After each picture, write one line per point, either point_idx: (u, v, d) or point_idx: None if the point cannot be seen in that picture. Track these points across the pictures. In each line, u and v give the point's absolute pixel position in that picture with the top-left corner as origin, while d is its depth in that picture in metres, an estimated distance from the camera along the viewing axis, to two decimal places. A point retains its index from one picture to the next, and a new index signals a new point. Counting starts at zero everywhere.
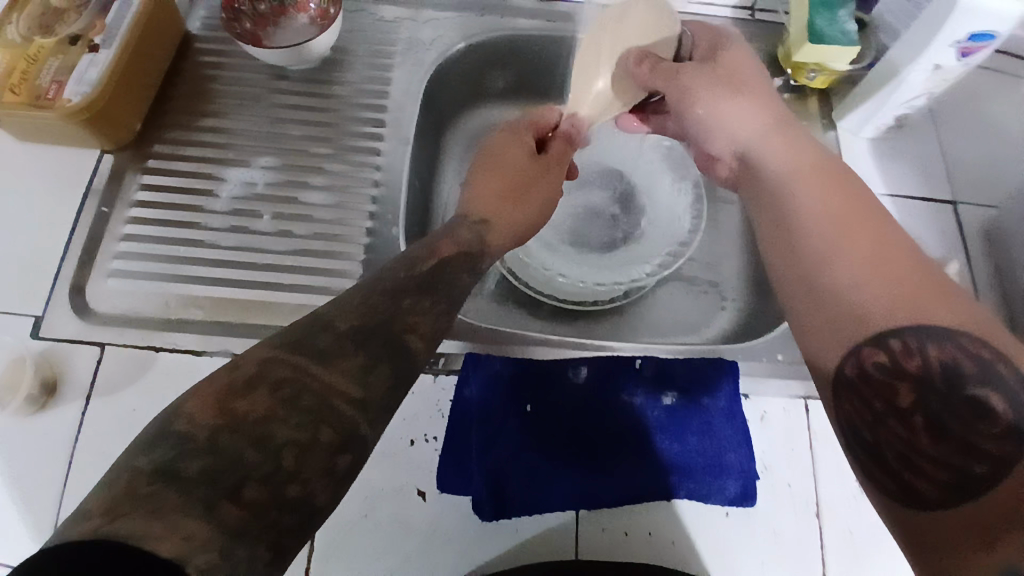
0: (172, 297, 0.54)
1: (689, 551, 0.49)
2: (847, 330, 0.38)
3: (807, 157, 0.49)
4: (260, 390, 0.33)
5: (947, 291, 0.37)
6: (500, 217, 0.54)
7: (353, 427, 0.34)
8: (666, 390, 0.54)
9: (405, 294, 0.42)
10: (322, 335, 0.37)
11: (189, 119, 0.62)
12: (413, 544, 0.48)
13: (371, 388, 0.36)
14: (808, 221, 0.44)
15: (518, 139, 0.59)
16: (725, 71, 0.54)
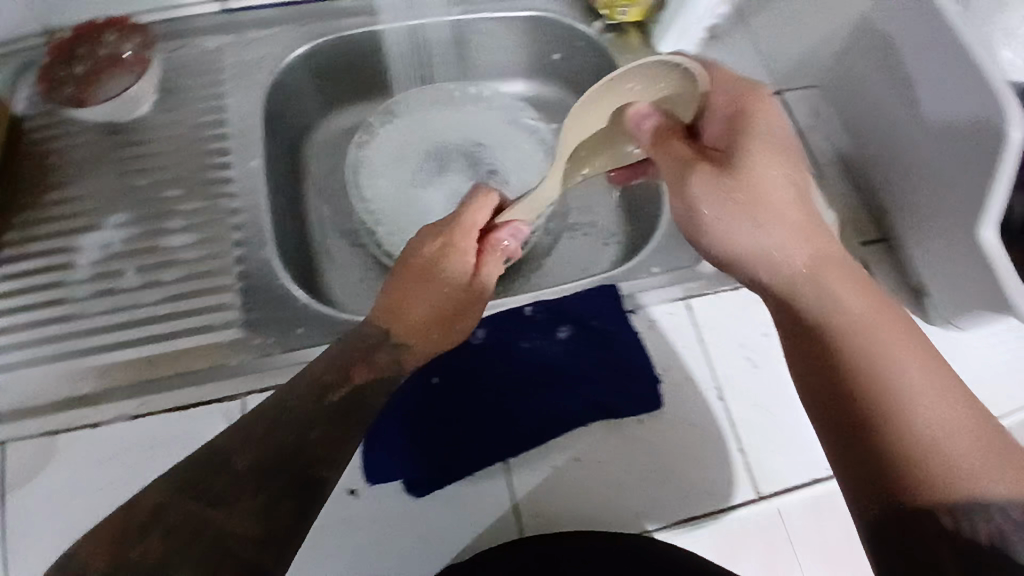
0: (59, 376, 0.53)
1: (614, 462, 0.54)
2: (908, 502, 0.35)
3: (815, 238, 0.43)
4: (154, 533, 0.42)
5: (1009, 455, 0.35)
6: (420, 348, 0.52)
7: (248, 560, 0.42)
8: (561, 324, 0.57)
9: (308, 424, 0.47)
10: (219, 476, 0.45)
11: (32, 198, 0.60)
12: (360, 541, 0.50)
13: (267, 521, 0.44)
14: (857, 367, 0.38)
15: (459, 257, 0.54)
16: (742, 176, 0.45)
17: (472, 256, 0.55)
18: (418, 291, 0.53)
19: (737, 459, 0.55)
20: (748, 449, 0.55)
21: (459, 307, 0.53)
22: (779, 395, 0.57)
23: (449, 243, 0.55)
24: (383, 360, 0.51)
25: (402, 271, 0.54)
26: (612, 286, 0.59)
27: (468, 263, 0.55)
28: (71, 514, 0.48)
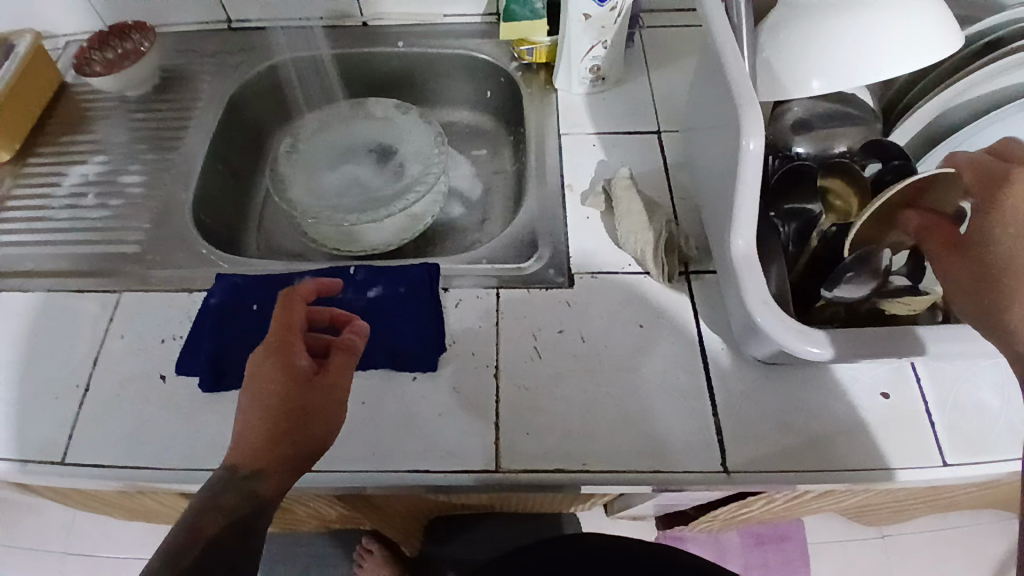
0: (10, 256, 0.70)
1: (376, 406, 0.60)
2: None
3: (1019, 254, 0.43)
4: None
5: None
6: (270, 466, 0.48)
7: None
8: (373, 285, 0.66)
9: (209, 541, 0.45)
10: None
11: (54, 137, 0.80)
12: (150, 415, 0.60)
13: None
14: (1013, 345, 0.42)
15: (294, 367, 0.51)
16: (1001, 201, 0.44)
17: (302, 356, 0.52)
18: (253, 422, 0.49)
19: (487, 434, 0.58)
20: (502, 426, 0.58)
21: (306, 419, 0.50)
22: (550, 384, 0.60)
23: (268, 361, 0.51)
24: (232, 500, 0.46)
25: (241, 413, 0.49)
26: (431, 262, 0.67)
27: (298, 363, 0.51)
28: None
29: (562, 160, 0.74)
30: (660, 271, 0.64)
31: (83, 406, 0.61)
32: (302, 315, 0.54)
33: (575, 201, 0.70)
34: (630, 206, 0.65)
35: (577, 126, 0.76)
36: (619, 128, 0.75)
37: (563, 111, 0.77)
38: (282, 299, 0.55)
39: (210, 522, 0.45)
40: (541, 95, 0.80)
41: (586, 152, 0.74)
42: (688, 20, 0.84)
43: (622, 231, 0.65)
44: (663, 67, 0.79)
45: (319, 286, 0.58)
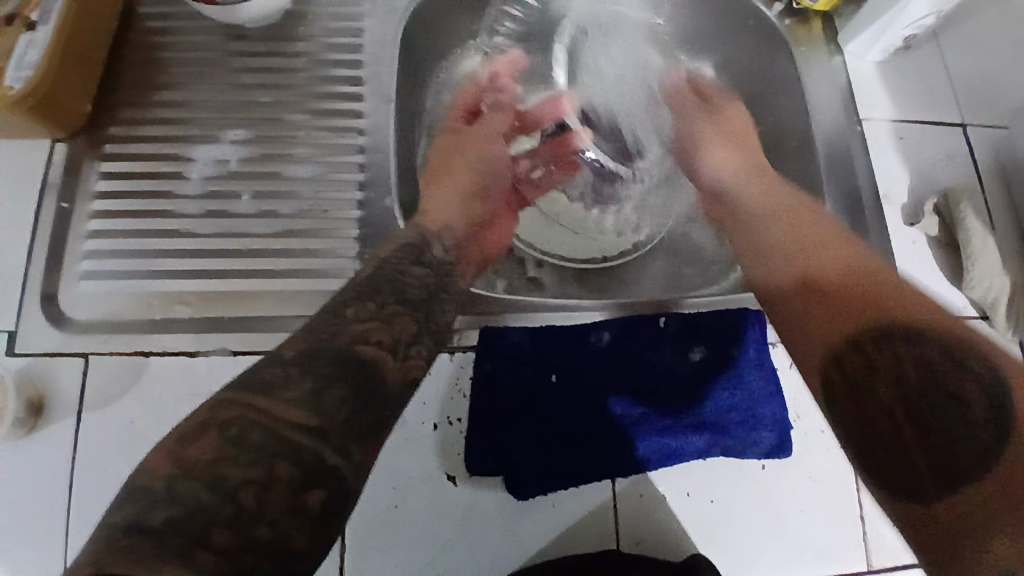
0: (152, 294, 0.51)
1: (730, 504, 0.49)
2: (860, 310, 0.43)
3: (741, 150, 0.59)
4: (207, 432, 0.35)
5: (876, 271, 0.45)
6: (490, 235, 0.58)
7: (318, 458, 0.35)
8: (695, 344, 0.53)
9: (363, 314, 0.43)
10: (266, 368, 0.38)
11: (144, 93, 0.56)
12: (449, 530, 0.47)
13: (326, 412, 0.37)
14: (751, 205, 0.55)
15: (483, 170, 0.60)
16: (725, 128, 0.60)
17: (481, 150, 0.60)
18: (478, 195, 0.59)
19: (858, 525, 0.49)
20: (869, 518, 0.49)
21: (452, 285, 0.51)
22: None
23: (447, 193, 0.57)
24: (394, 328, 0.44)
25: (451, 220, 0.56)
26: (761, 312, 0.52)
27: (469, 135, 0.61)
28: (155, 443, 0.47)
29: (866, 152, 0.59)
30: (1009, 326, 0.54)
31: (354, 515, 0.46)
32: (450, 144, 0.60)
33: (896, 219, 0.57)
34: (984, 243, 0.54)
35: (870, 108, 0.60)
36: (923, 115, 0.60)
37: (854, 84, 0.61)
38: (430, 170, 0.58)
39: (358, 330, 0.42)
40: (820, 55, 0.62)
41: (893, 148, 0.59)
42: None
43: (974, 271, 0.54)
44: None
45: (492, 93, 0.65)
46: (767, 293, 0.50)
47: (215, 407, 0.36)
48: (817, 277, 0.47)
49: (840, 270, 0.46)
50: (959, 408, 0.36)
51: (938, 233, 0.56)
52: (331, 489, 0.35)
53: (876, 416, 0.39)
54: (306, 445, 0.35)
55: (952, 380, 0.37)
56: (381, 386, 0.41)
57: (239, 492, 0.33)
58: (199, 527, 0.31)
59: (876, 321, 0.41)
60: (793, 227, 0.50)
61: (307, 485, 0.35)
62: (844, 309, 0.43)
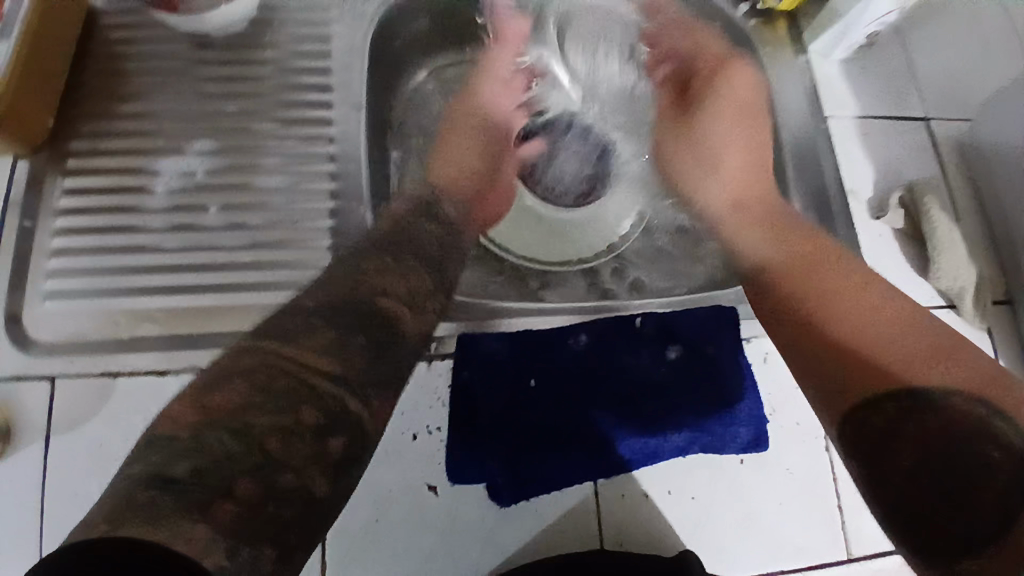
0: (121, 311, 0.49)
1: (711, 501, 0.49)
2: (856, 381, 0.42)
3: (747, 180, 0.58)
4: (235, 381, 0.37)
5: (905, 325, 0.44)
6: (485, 209, 0.58)
7: (341, 404, 0.38)
8: (671, 344, 0.53)
9: (375, 264, 0.46)
10: (292, 319, 0.41)
11: (107, 105, 0.55)
12: (431, 539, 0.47)
13: (348, 361, 0.39)
14: (747, 242, 0.54)
15: (487, 143, 0.61)
16: (693, 133, 0.62)
17: (481, 125, 0.61)
18: (490, 154, 0.61)
19: (835, 517, 0.50)
20: (847, 510, 0.50)
21: (461, 246, 0.53)
22: None
23: (457, 166, 0.58)
24: (408, 282, 0.46)
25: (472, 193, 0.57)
26: (734, 310, 0.53)
27: (473, 108, 0.61)
28: None
29: (834, 149, 0.60)
30: (974, 315, 0.55)
31: (335, 529, 0.46)
32: (460, 120, 0.61)
33: (863, 214, 0.58)
34: (950, 233, 0.56)
35: (836, 105, 0.61)
36: (887, 111, 0.61)
37: (820, 82, 0.62)
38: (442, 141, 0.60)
39: (375, 281, 0.44)
40: (785, 56, 0.63)
41: (859, 143, 0.60)
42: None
43: (940, 262, 0.55)
44: (919, 22, 0.65)
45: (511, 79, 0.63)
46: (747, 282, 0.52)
47: (240, 354, 0.39)
48: (817, 283, 0.48)
49: (828, 279, 0.48)
50: (948, 436, 0.37)
51: (904, 226, 0.57)
52: (350, 434, 0.38)
53: (900, 461, 0.38)
54: (325, 392, 0.38)
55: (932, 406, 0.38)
56: (396, 335, 0.43)
57: (265, 437, 0.35)
58: (226, 474, 0.33)
59: (858, 366, 0.42)
60: (767, 232, 0.53)
61: (327, 433, 0.37)
62: (858, 364, 0.42)
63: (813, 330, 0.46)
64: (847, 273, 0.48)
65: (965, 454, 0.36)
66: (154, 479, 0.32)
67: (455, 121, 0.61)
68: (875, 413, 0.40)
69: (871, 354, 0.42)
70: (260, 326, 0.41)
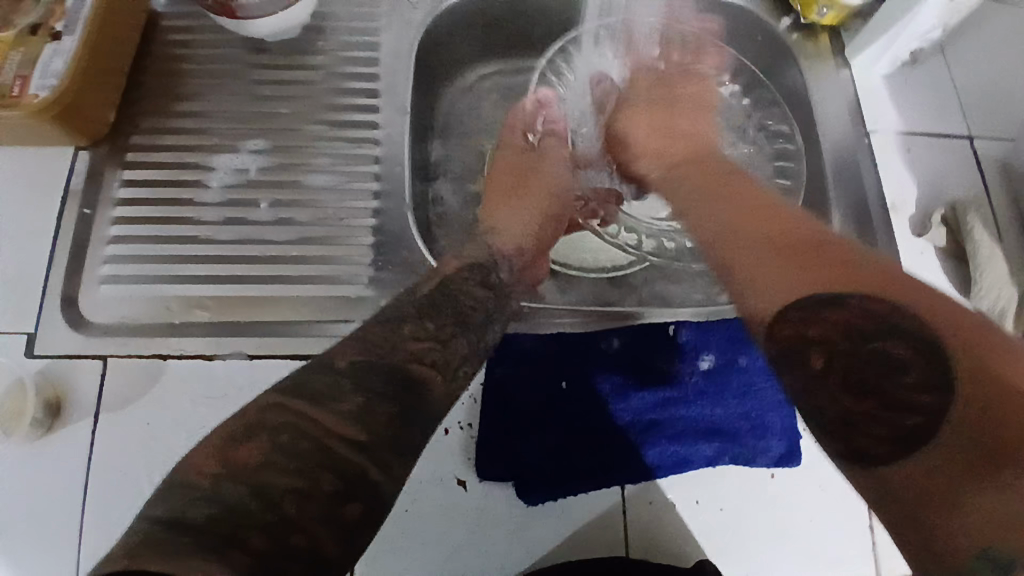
0: (172, 299, 0.52)
1: (739, 512, 0.49)
2: (772, 300, 0.38)
3: (676, 138, 0.57)
4: (256, 438, 0.36)
5: (819, 244, 0.40)
6: (532, 262, 0.56)
7: (361, 472, 0.37)
8: (703, 353, 0.53)
9: (406, 317, 0.45)
10: (319, 376, 0.40)
11: (165, 102, 0.58)
12: (460, 535, 0.48)
13: (370, 427, 0.38)
14: (677, 190, 0.52)
15: (538, 197, 0.60)
16: (656, 100, 0.61)
17: (528, 181, 0.60)
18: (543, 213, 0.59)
19: (868, 538, 0.49)
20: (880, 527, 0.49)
21: (511, 306, 0.52)
22: None
23: (509, 217, 0.58)
24: (450, 347, 0.45)
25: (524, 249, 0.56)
26: None
27: (513, 163, 0.61)
28: (169, 447, 0.48)
29: (875, 165, 0.59)
30: (1017, 336, 0.54)
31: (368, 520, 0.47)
32: (505, 176, 0.61)
33: (903, 230, 0.57)
34: (992, 252, 0.55)
35: (878, 120, 0.61)
36: (930, 128, 0.61)
37: (861, 98, 0.62)
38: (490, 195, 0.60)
39: (412, 346, 0.43)
40: (827, 69, 0.62)
41: (900, 160, 0.60)
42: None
43: (982, 283, 0.54)
44: (965, 39, 0.64)
45: (548, 128, 0.65)
46: (703, 246, 0.45)
47: (267, 410, 0.38)
48: (767, 229, 0.42)
49: (780, 229, 0.42)
50: (879, 355, 0.33)
51: (946, 244, 0.57)
52: (369, 503, 0.37)
53: (817, 385, 0.35)
54: (347, 458, 0.37)
55: (872, 311, 0.34)
56: (430, 404, 0.42)
57: (281, 497, 0.34)
58: (234, 527, 0.33)
59: (759, 280, 0.39)
60: (725, 201, 0.46)
61: (345, 498, 0.36)
62: (749, 271, 0.40)
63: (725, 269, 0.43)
64: (749, 201, 0.46)
65: (877, 371, 0.33)
66: (168, 523, 0.32)
67: (501, 176, 0.61)
68: (794, 313, 0.37)
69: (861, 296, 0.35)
70: (290, 382, 0.40)
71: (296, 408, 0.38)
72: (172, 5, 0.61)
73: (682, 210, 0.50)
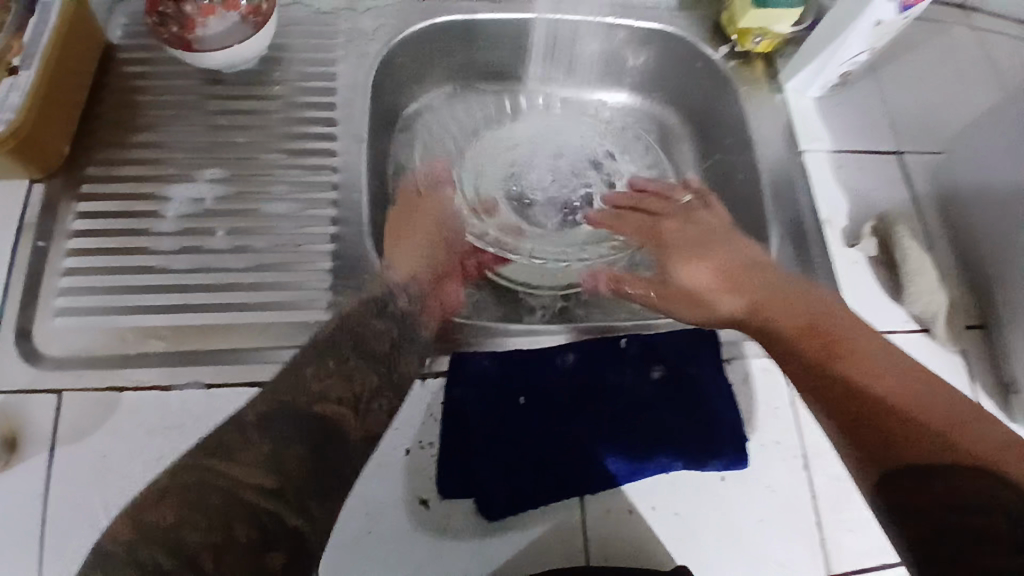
0: (128, 329, 0.52)
1: (693, 517, 0.51)
2: (869, 451, 0.41)
3: (695, 219, 0.61)
4: (169, 498, 0.37)
5: (915, 387, 0.43)
6: (439, 297, 0.56)
7: (275, 520, 0.38)
8: (655, 364, 0.56)
9: (307, 361, 0.45)
10: (230, 432, 0.41)
11: (121, 134, 0.58)
12: (422, 553, 0.48)
13: (284, 473, 0.39)
14: (720, 305, 0.54)
15: (432, 234, 0.59)
16: (692, 204, 0.62)
17: (421, 222, 0.60)
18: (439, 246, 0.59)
19: (814, 536, 0.51)
20: (826, 525, 0.52)
21: (418, 334, 0.50)
22: None
23: (406, 257, 0.57)
24: (356, 383, 0.44)
25: (425, 287, 0.56)
26: (716, 331, 0.56)
27: (407, 206, 0.61)
28: (125, 479, 0.47)
29: (811, 182, 0.63)
30: (948, 338, 0.57)
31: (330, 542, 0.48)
32: (398, 219, 0.60)
33: (839, 242, 0.61)
34: (920, 260, 0.59)
35: (812, 139, 0.65)
36: (861, 146, 0.65)
37: (796, 119, 0.65)
38: (387, 240, 0.58)
39: (317, 387, 0.43)
40: (762, 93, 0.66)
41: (834, 176, 0.63)
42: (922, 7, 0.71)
43: (912, 288, 0.58)
44: (890, 63, 0.69)
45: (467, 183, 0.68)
46: (767, 342, 0.50)
47: (180, 471, 0.39)
48: (830, 341, 0.47)
49: (836, 341, 0.47)
50: (947, 477, 0.38)
51: (877, 254, 0.60)
52: (290, 548, 0.38)
53: (917, 506, 0.38)
54: (261, 507, 0.38)
55: (960, 475, 0.38)
56: (346, 443, 0.42)
57: (198, 553, 0.36)
58: None
59: (875, 398, 0.42)
60: (785, 312, 0.50)
61: (265, 547, 0.37)
62: (896, 403, 0.42)
63: (839, 390, 0.44)
64: (836, 331, 0.48)
65: (955, 491, 0.37)
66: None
67: (394, 221, 0.60)
68: (894, 466, 0.40)
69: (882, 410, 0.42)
70: (207, 440, 0.41)
71: (208, 467, 0.39)
72: (127, 38, 0.62)
73: (760, 334, 0.51)
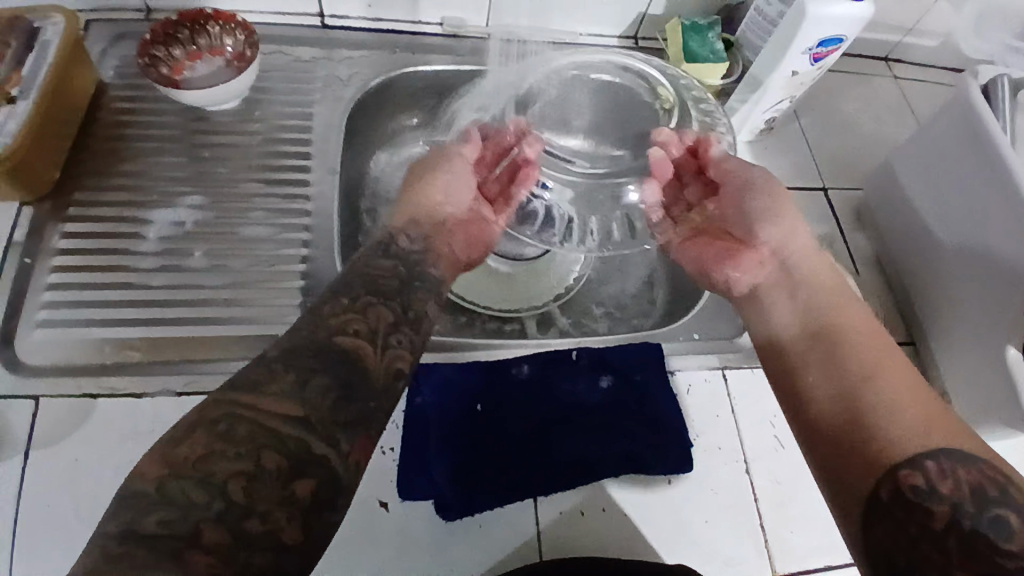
0: (104, 341, 0.54)
1: (642, 517, 0.53)
2: (862, 470, 0.44)
3: (782, 202, 0.63)
4: (199, 431, 0.37)
5: (948, 423, 0.44)
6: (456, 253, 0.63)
7: (304, 448, 0.38)
8: (604, 374, 0.59)
9: (324, 305, 0.47)
10: (252, 368, 0.41)
11: (109, 162, 0.63)
12: (382, 554, 0.50)
13: (309, 402, 0.40)
14: (834, 319, 0.54)
15: (446, 197, 0.64)
16: (764, 182, 0.63)
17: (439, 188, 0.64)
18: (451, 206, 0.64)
19: (756, 536, 0.54)
20: (768, 527, 0.54)
21: (425, 274, 0.55)
22: (803, 479, 0.57)
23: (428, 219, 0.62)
24: (370, 319, 0.47)
25: (444, 244, 0.61)
26: (660, 344, 0.60)
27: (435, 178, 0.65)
28: (94, 480, 0.49)
29: None
30: None
31: None
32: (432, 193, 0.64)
33: None
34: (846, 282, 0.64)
35: None
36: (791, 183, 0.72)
37: None
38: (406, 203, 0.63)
39: (339, 322, 0.45)
40: None
41: None
42: (841, 64, 0.80)
43: None
44: (816, 111, 0.77)
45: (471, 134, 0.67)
46: (832, 344, 0.52)
47: (209, 406, 0.39)
48: (864, 359, 0.50)
49: (875, 356, 0.50)
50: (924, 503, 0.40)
51: None
52: (319, 477, 0.38)
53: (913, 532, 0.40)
54: (288, 435, 0.38)
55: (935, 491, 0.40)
56: (365, 375, 0.43)
57: (228, 481, 0.35)
58: (192, 523, 0.34)
59: (869, 407, 0.46)
60: (833, 308, 0.56)
61: (295, 475, 0.37)
62: (879, 416, 0.45)
63: (852, 401, 0.47)
64: (886, 354, 0.50)
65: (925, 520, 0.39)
66: (124, 532, 0.33)
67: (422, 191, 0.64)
68: (883, 483, 0.42)
69: (871, 419, 0.45)
70: (231, 381, 0.40)
71: (233, 399, 0.39)
72: (120, 79, 0.67)
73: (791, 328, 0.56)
